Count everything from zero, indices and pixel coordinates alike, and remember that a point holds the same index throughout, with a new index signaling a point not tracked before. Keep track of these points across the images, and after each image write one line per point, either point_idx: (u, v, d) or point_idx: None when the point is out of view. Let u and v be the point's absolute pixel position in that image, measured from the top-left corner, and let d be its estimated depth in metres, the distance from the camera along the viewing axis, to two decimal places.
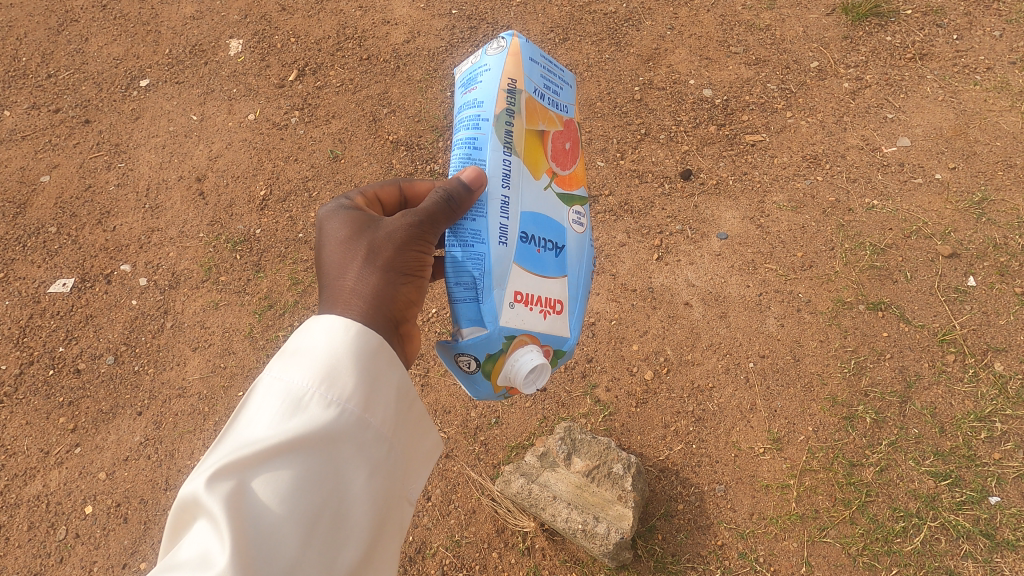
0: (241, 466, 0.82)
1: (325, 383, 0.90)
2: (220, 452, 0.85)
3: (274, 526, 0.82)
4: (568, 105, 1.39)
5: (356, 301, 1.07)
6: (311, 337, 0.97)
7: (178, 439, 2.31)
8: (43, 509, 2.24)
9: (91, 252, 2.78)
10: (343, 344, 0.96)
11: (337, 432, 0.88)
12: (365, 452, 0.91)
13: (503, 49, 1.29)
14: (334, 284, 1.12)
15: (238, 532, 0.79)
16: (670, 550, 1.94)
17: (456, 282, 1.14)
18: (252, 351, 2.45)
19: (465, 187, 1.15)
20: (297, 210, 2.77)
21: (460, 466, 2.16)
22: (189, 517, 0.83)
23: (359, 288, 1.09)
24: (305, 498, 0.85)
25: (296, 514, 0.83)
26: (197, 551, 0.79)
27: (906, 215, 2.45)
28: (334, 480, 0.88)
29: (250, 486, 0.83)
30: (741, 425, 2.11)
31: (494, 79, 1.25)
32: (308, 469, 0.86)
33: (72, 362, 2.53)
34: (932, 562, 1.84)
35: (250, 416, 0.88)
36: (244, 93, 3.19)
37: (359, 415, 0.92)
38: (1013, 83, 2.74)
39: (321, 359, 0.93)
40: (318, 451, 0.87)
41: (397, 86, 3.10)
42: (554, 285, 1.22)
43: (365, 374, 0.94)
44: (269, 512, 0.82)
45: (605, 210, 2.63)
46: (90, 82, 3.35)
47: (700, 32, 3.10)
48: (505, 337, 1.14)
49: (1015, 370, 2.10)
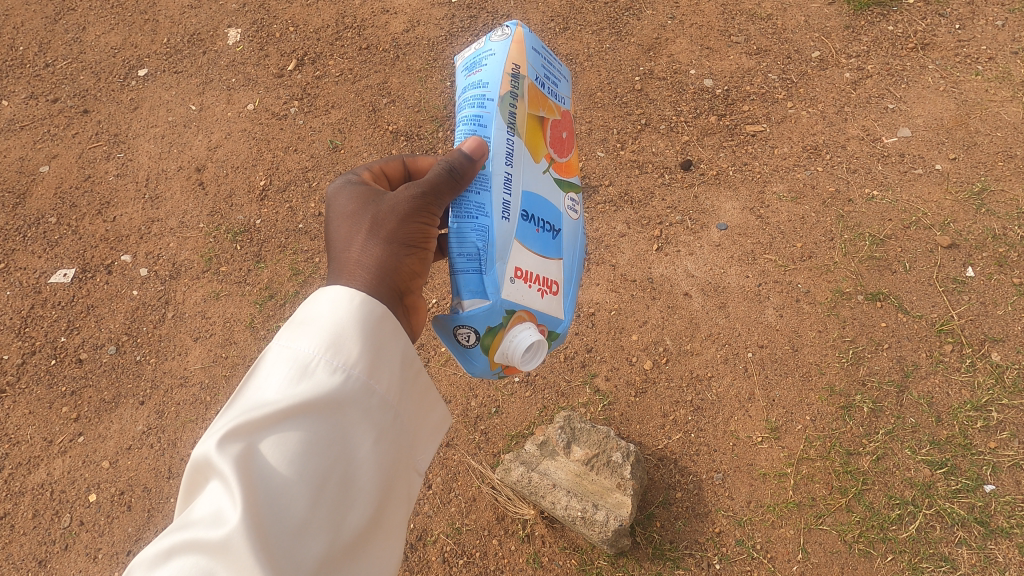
0: (250, 430, 0.84)
1: (332, 350, 0.92)
2: (230, 414, 0.87)
3: (284, 488, 0.83)
4: (566, 97, 1.41)
5: (361, 274, 1.08)
6: (317, 306, 0.98)
7: (180, 428, 2.32)
8: (47, 497, 2.26)
9: (92, 242, 2.79)
10: (349, 313, 0.97)
11: (343, 398, 0.90)
12: (372, 416, 0.93)
13: (508, 36, 1.29)
14: (341, 256, 1.14)
15: (249, 491, 0.80)
16: (669, 537, 1.96)
17: (459, 253, 1.13)
18: (253, 341, 2.46)
19: (467, 157, 1.15)
20: (297, 201, 2.78)
21: (461, 455, 2.17)
22: (202, 479, 0.85)
23: (365, 260, 1.11)
24: (313, 460, 0.86)
25: (305, 476, 0.85)
26: (211, 509, 0.80)
27: (905, 206, 2.45)
28: (342, 444, 0.89)
29: (260, 446, 0.84)
30: (739, 415, 2.13)
31: (500, 63, 1.26)
32: (315, 432, 0.87)
33: (74, 352, 2.54)
34: (928, 548, 1.86)
35: (259, 383, 0.90)
36: (244, 83, 3.18)
37: (365, 382, 0.93)
38: (1015, 73, 2.74)
39: (328, 328, 0.94)
40: (325, 416, 0.88)
41: (397, 76, 3.09)
42: (551, 265, 1.24)
43: (371, 342, 0.96)
44: (279, 472, 0.84)
45: (604, 201, 2.63)
46: (88, 71, 3.34)
47: (701, 21, 3.09)
48: (506, 310, 1.14)
49: (1013, 360, 2.11)
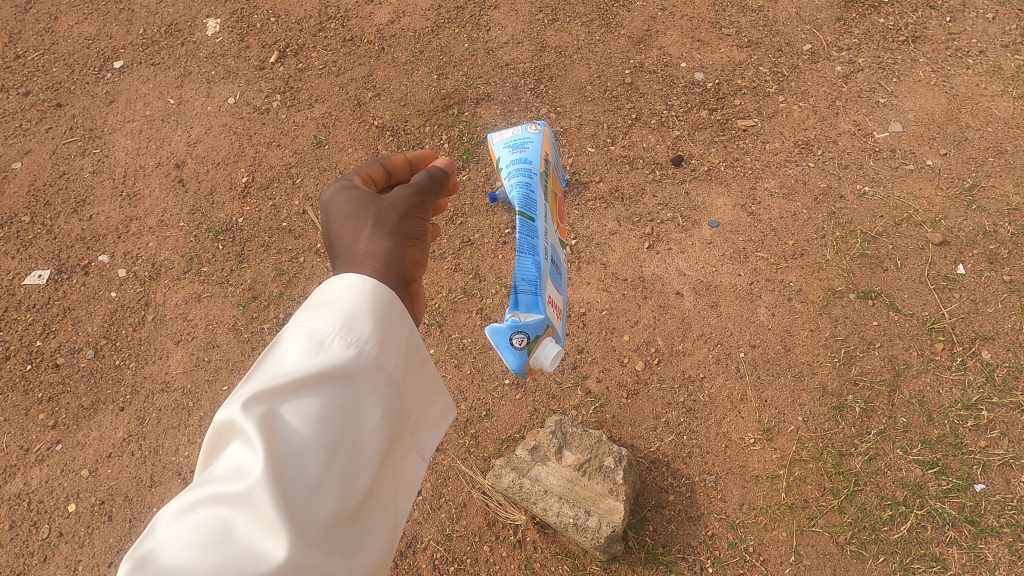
0: (269, 395, 0.81)
1: (347, 326, 0.88)
2: (250, 382, 0.84)
3: (299, 450, 0.80)
4: (559, 180, 1.54)
5: (371, 263, 1.00)
6: (331, 290, 0.94)
7: (162, 435, 2.26)
8: (24, 508, 2.19)
9: (67, 242, 2.70)
10: (363, 293, 0.92)
11: (357, 370, 0.86)
12: (384, 388, 0.88)
13: (540, 129, 1.38)
14: (346, 251, 1.05)
15: (268, 451, 0.78)
16: (661, 541, 1.94)
17: (522, 267, 1.09)
18: (237, 343, 2.40)
19: (441, 171, 1.22)
20: (281, 198, 2.71)
21: (450, 460, 2.13)
22: (223, 442, 0.83)
23: (373, 249, 1.03)
24: (328, 426, 0.82)
25: (319, 440, 0.81)
26: (232, 465, 0.78)
27: (896, 203, 2.44)
28: (355, 414, 0.85)
29: (279, 412, 0.81)
30: (731, 416, 2.11)
31: (539, 144, 1.33)
32: (331, 401, 0.83)
33: (50, 357, 2.46)
34: (919, 549, 1.86)
35: (277, 356, 0.86)
36: (223, 75, 3.09)
37: (376, 357, 0.88)
38: (1005, 66, 2.72)
39: (343, 306, 0.90)
40: (339, 386, 0.84)
41: (382, 68, 3.02)
42: (560, 303, 1.31)
43: (385, 322, 0.91)
44: (295, 436, 0.80)
45: (595, 198, 2.59)
46: (61, 63, 3.23)
47: (692, 13, 3.05)
48: (548, 328, 1.15)
49: (1002, 358, 2.11)
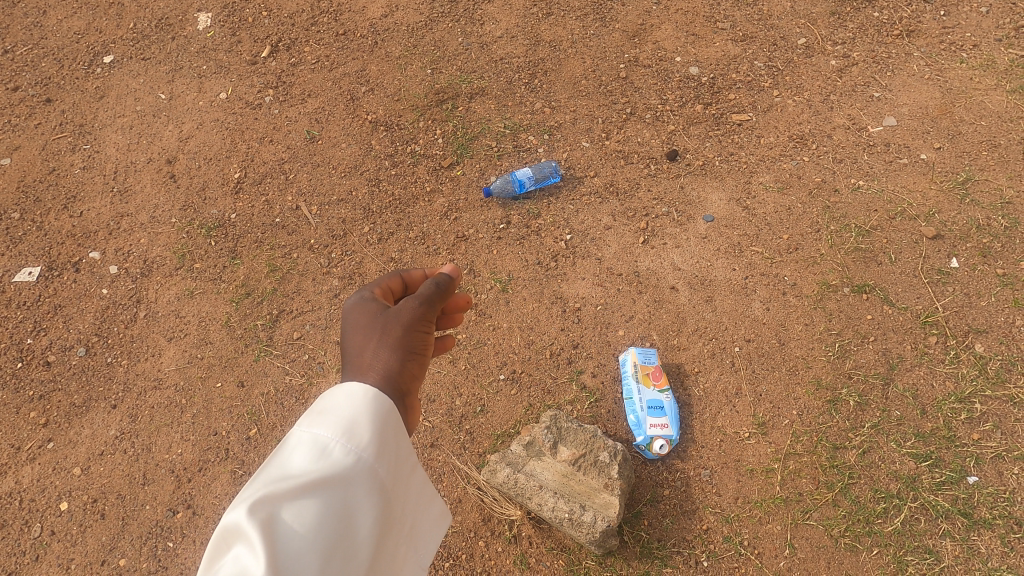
0: (273, 499, 0.81)
1: (348, 433, 0.91)
2: (251, 486, 0.84)
3: (298, 554, 0.80)
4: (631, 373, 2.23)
5: (369, 377, 1.03)
6: (333, 399, 0.97)
7: (155, 432, 2.25)
8: (16, 507, 2.17)
9: (58, 239, 2.68)
10: (363, 404, 0.96)
11: (356, 476, 0.88)
12: (379, 495, 0.91)
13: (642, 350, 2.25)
14: (351, 362, 1.09)
15: (270, 554, 0.78)
16: (657, 535, 1.94)
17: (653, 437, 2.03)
18: (230, 340, 2.39)
19: (446, 278, 1.24)
20: (274, 194, 2.69)
21: (445, 455, 2.12)
22: (217, 547, 0.81)
23: (373, 364, 1.06)
24: (327, 530, 0.83)
25: (318, 544, 0.82)
26: (231, 570, 0.77)
27: (891, 196, 2.44)
28: (350, 519, 0.87)
29: (280, 515, 0.81)
30: (726, 410, 2.11)
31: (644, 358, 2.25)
32: (330, 505, 0.85)
33: (41, 354, 2.44)
34: (913, 541, 1.87)
35: (280, 462, 0.88)
36: (215, 70, 3.06)
37: (375, 463, 0.91)
38: (999, 60, 2.73)
39: (345, 414, 0.93)
40: (338, 491, 0.86)
41: (376, 63, 3.00)
42: None
43: (382, 430, 0.95)
44: (296, 539, 0.81)
45: (590, 192, 2.58)
46: (50, 58, 3.20)
47: (686, 7, 3.04)
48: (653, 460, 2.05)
49: (995, 351, 2.12)
